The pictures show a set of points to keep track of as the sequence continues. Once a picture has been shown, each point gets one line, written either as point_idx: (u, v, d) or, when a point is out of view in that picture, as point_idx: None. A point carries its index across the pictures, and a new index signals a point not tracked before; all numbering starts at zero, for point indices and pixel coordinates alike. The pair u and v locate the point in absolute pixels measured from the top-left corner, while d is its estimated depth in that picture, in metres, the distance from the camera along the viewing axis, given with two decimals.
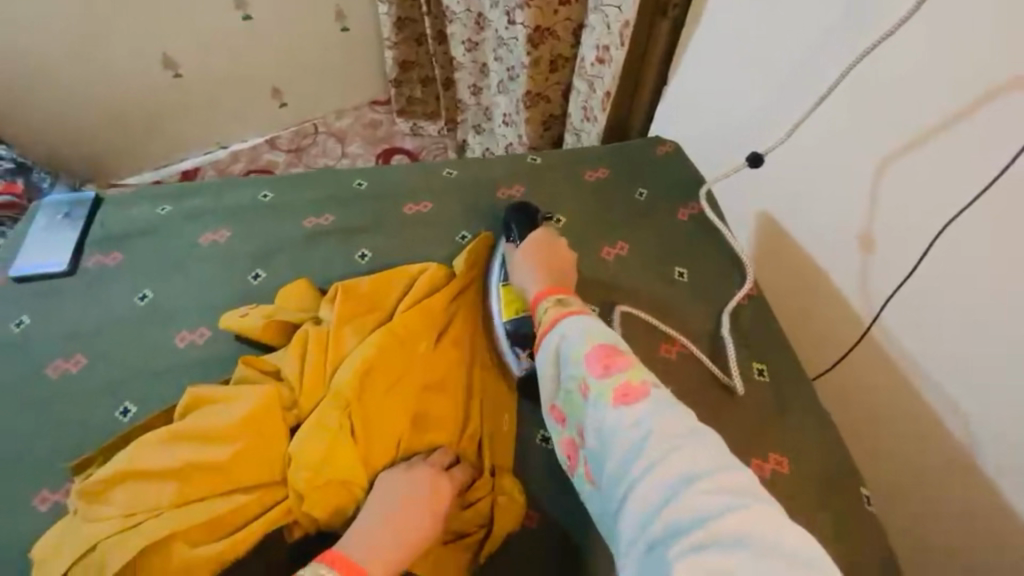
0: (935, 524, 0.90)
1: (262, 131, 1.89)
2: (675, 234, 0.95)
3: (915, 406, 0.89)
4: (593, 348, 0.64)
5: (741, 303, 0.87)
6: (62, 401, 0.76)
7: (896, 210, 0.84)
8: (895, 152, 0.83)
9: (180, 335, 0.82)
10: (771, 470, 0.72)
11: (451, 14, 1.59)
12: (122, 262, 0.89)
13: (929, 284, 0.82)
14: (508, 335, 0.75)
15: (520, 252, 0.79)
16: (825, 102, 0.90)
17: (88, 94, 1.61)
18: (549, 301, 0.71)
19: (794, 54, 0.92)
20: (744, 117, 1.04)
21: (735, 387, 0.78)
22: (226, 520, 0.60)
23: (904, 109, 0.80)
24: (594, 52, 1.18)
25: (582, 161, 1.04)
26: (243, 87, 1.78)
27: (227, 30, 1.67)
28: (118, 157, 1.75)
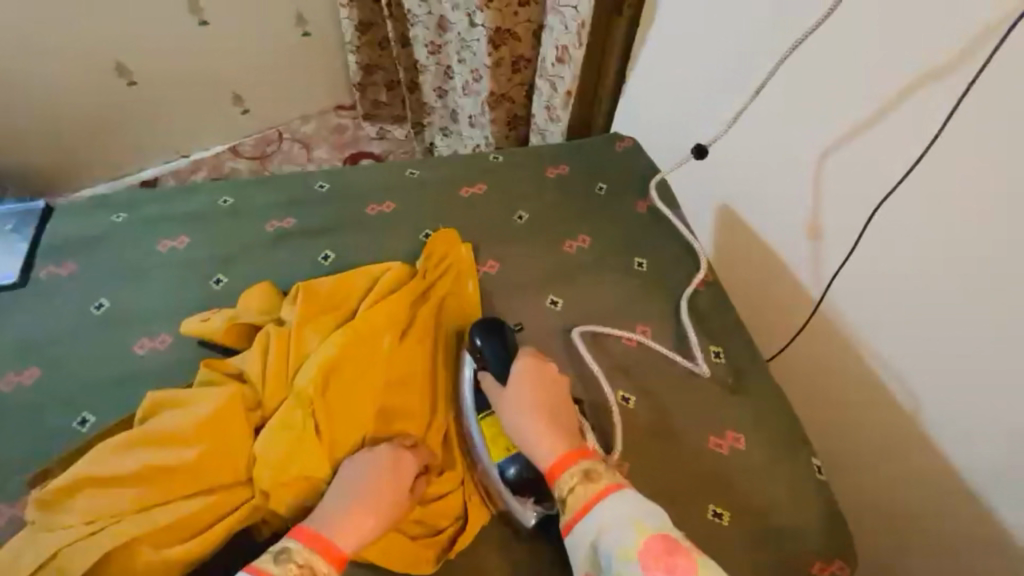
0: (888, 491, 0.95)
1: (224, 138, 1.86)
2: (635, 225, 0.98)
3: (866, 380, 0.94)
4: (645, 542, 0.56)
5: (698, 289, 0.91)
6: (15, 414, 0.74)
7: (840, 195, 0.90)
8: (837, 141, 0.88)
9: (141, 342, 0.81)
10: (728, 446, 0.75)
11: (413, 17, 1.60)
12: (77, 271, 0.87)
13: (874, 261, 0.88)
14: (511, 485, 0.67)
15: (515, 394, 0.68)
16: (772, 96, 0.94)
17: (37, 103, 1.56)
18: (573, 475, 0.62)
19: (742, 51, 0.97)
20: (700, 112, 1.09)
21: (701, 370, 0.81)
22: (190, 522, 0.59)
23: (843, 100, 0.85)
24: (554, 52, 1.21)
25: (544, 158, 1.07)
26: (202, 94, 1.75)
27: (183, 35, 1.64)
28: (71, 167, 1.70)
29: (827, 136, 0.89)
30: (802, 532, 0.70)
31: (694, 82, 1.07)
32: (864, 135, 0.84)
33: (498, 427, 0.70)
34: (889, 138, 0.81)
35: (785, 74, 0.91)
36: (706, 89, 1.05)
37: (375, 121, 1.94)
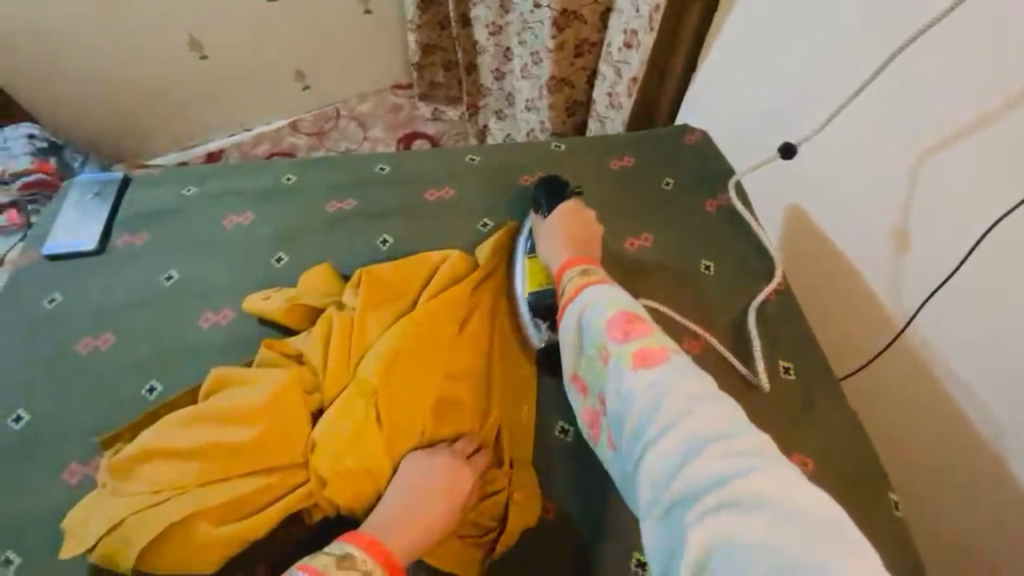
0: (963, 534, 0.87)
1: (285, 114, 1.90)
2: (701, 225, 0.92)
3: (948, 411, 0.85)
4: (613, 315, 0.64)
5: (768, 298, 0.85)
6: (91, 377, 0.78)
7: (936, 206, 0.80)
8: (939, 144, 0.79)
9: (205, 316, 0.83)
10: (794, 470, 0.70)
11: None
12: (150, 242, 0.91)
13: (966, 285, 0.79)
14: (531, 305, 0.76)
15: (547, 221, 0.80)
16: (865, 91, 0.86)
17: (117, 75, 1.64)
18: (573, 271, 0.71)
19: (837, 40, 0.88)
20: (776, 107, 1.01)
21: (759, 382, 0.77)
22: (249, 501, 0.61)
23: (946, 103, 0.77)
24: (622, 36, 1.15)
25: (608, 149, 1.02)
26: (267, 69, 1.79)
27: (252, 12, 1.67)
28: (145, 137, 1.78)
29: (924, 140, 0.80)
30: None
31: (774, 75, 0.99)
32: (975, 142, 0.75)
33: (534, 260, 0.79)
34: (1006, 146, 0.71)
35: (884, 68, 0.83)
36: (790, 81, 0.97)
37: (430, 101, 1.92)
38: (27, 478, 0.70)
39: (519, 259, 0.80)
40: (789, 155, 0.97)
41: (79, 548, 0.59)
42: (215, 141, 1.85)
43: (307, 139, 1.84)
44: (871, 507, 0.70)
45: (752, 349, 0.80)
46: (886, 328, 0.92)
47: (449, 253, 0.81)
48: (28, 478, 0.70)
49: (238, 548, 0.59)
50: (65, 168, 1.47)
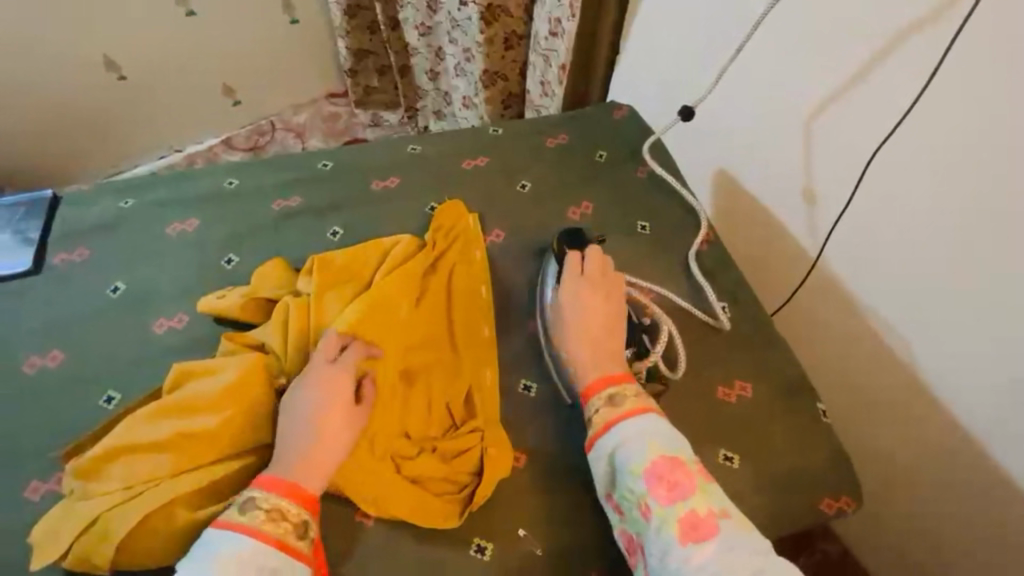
0: (899, 443, 0.97)
1: (217, 131, 1.85)
2: (636, 190, 0.99)
3: (870, 332, 0.96)
4: (654, 462, 0.63)
5: (701, 249, 0.91)
6: (43, 396, 0.76)
7: (831, 149, 0.92)
8: (829, 97, 0.90)
9: (159, 322, 0.83)
10: (737, 396, 0.76)
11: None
12: (90, 257, 0.89)
13: (868, 209, 0.90)
14: (583, 371, 0.74)
15: (568, 318, 0.75)
16: (761, 57, 0.97)
17: (26, 103, 1.56)
18: (601, 398, 0.69)
19: (733, 15, 0.99)
20: (691, 82, 1.12)
21: (721, 323, 0.82)
22: (223, 485, 0.63)
23: (835, 61, 0.88)
24: (547, 25, 1.22)
25: (542, 129, 1.08)
26: (194, 85, 1.75)
27: (172, 28, 1.64)
28: (62, 167, 1.69)
29: (820, 94, 0.91)
30: (816, 475, 0.72)
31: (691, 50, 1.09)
32: (859, 89, 0.86)
33: None
34: (882, 88, 0.83)
35: (776, 39, 0.94)
36: (699, 54, 1.08)
37: (368, 107, 1.91)
38: None
39: (552, 317, 0.79)
40: (688, 117, 1.00)
41: (48, 555, 0.59)
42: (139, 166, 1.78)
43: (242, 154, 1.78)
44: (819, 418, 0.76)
45: (703, 289, 0.86)
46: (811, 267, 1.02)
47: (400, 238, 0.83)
48: None
49: None
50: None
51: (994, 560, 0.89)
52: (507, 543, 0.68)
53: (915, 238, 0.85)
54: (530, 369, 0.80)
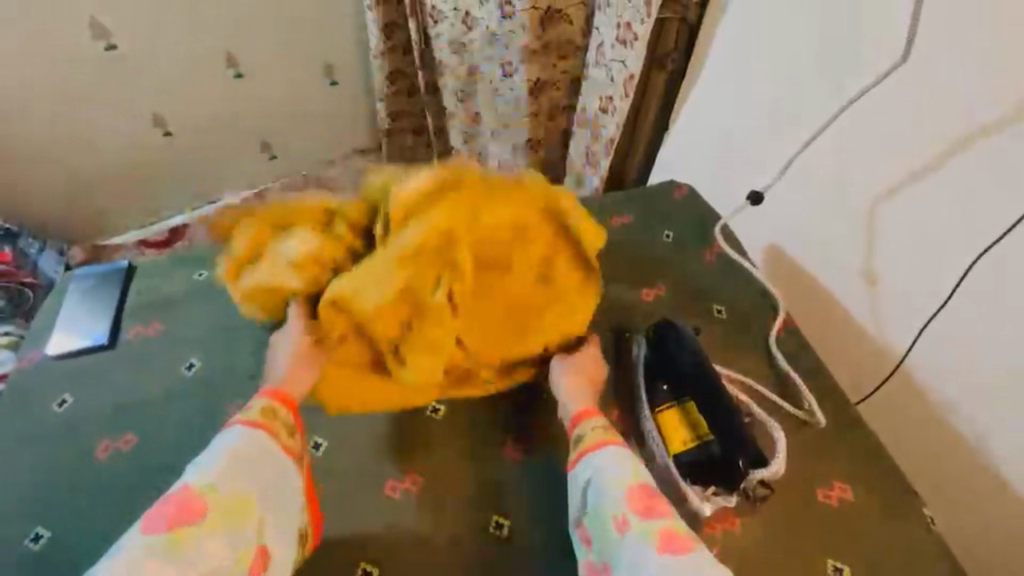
0: (993, 562, 0.87)
1: (251, 183, 1.88)
2: (707, 272, 0.98)
3: (945, 435, 0.90)
4: (631, 486, 0.62)
5: (779, 334, 0.91)
6: (110, 484, 0.73)
7: (903, 236, 0.90)
8: (903, 181, 0.88)
9: (234, 404, 0.80)
10: (836, 497, 0.73)
11: (444, 68, 1.66)
12: (165, 332, 0.88)
13: (964, 318, 0.84)
14: (687, 477, 0.70)
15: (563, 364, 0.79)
16: (817, 140, 0.99)
17: (82, 155, 1.68)
18: (594, 423, 0.70)
19: (794, 106, 1.01)
20: (737, 164, 1.15)
21: (817, 420, 0.79)
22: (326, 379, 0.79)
23: (901, 152, 0.88)
24: (599, 102, 1.28)
25: (606, 208, 1.09)
26: (233, 141, 1.81)
27: (218, 86, 1.71)
28: (107, 216, 1.79)
29: (881, 186, 0.92)
30: None
31: (742, 132, 1.12)
32: (933, 177, 0.85)
33: (676, 419, 0.74)
34: (961, 183, 0.81)
35: (841, 124, 0.95)
36: (756, 137, 1.09)
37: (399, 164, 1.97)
38: None
39: (647, 415, 0.75)
40: (757, 201, 1.08)
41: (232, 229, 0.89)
42: (179, 217, 1.81)
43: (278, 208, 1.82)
44: (927, 534, 0.72)
45: (789, 379, 0.84)
46: (892, 368, 0.96)
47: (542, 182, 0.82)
48: None
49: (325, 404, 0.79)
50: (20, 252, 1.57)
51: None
52: None
53: (1004, 348, 0.80)
54: None
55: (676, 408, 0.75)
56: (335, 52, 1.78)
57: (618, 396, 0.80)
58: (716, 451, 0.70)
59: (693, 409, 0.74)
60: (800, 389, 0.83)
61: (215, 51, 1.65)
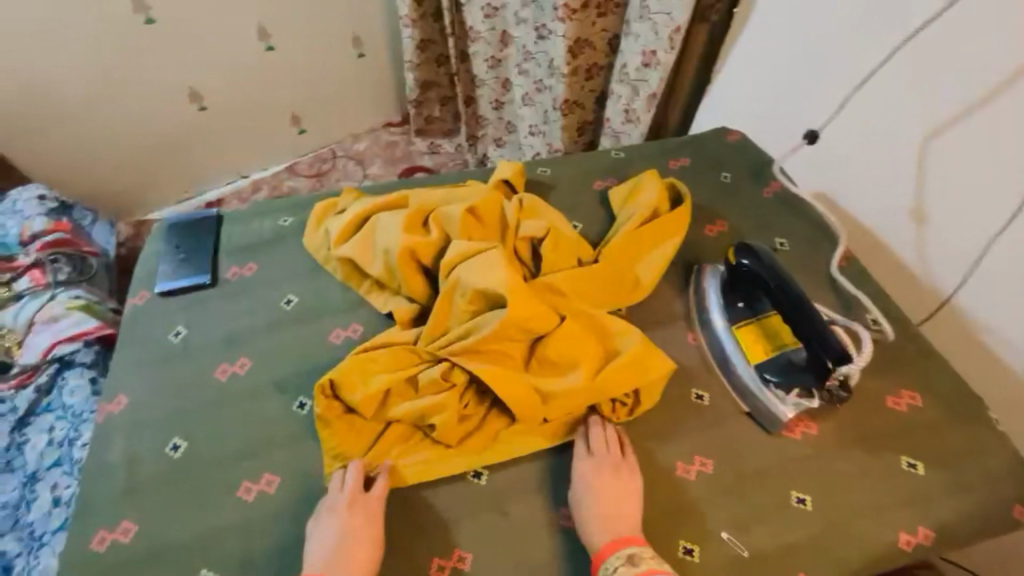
0: None
1: (284, 158, 1.95)
2: (764, 208, 1.03)
3: (988, 363, 0.94)
4: None
5: (840, 264, 0.94)
6: (236, 401, 0.80)
7: (945, 178, 0.93)
8: (945, 124, 0.91)
9: (336, 332, 0.86)
10: (906, 404, 0.78)
11: (474, 34, 1.66)
12: (260, 271, 0.93)
13: (1011, 247, 0.87)
14: (769, 384, 0.76)
15: (584, 472, 0.71)
16: (861, 89, 1.00)
17: (120, 134, 1.70)
18: (618, 557, 0.64)
19: (829, 60, 1.04)
20: (778, 117, 1.17)
21: (888, 334, 0.83)
22: (358, 443, 0.74)
23: (941, 99, 0.90)
24: (641, 57, 1.28)
25: (663, 152, 1.12)
26: (268, 114, 1.85)
27: (253, 60, 1.73)
28: (143, 192, 1.83)
29: (921, 131, 0.94)
30: (992, 481, 0.73)
31: (779, 86, 1.14)
32: (975, 117, 0.87)
33: (754, 334, 0.80)
34: (997, 125, 0.85)
35: (880, 76, 0.97)
36: (793, 90, 1.11)
37: (425, 137, 2.00)
38: (198, 498, 0.72)
39: (724, 330, 0.82)
40: (812, 141, 1.09)
41: (351, 195, 0.97)
42: (214, 191, 1.89)
43: (307, 181, 1.89)
44: (993, 435, 0.76)
45: (857, 301, 0.89)
46: (939, 302, 0.99)
47: (633, 204, 0.95)
48: (198, 500, 0.72)
49: (352, 481, 0.72)
50: (76, 225, 1.55)
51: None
52: (710, 543, 0.69)
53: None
54: (699, 380, 0.81)
55: (755, 324, 0.81)
56: (363, 23, 1.80)
57: (695, 320, 0.86)
58: (797, 359, 0.77)
59: (772, 321, 0.81)
60: (868, 309, 0.87)
61: (249, 26, 1.66)
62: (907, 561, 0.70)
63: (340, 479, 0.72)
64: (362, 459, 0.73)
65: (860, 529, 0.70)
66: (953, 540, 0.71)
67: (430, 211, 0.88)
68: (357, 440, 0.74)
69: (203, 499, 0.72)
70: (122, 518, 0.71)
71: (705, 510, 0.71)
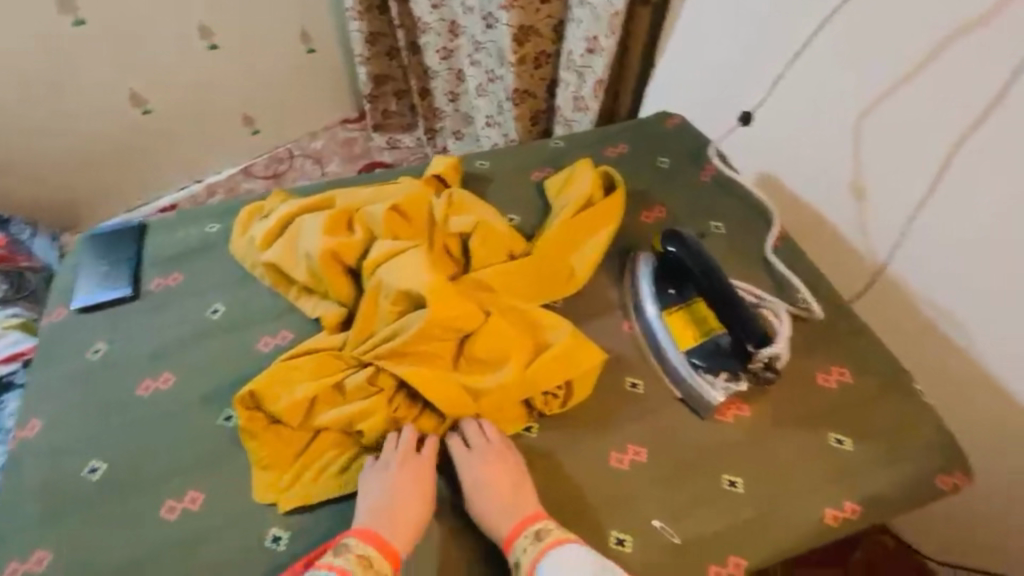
0: (976, 439, 0.94)
1: (237, 160, 1.88)
2: (700, 192, 1.02)
3: (927, 334, 0.95)
4: None
5: (775, 245, 0.94)
6: (159, 418, 0.77)
7: (877, 155, 0.94)
8: (875, 100, 0.92)
9: (264, 340, 0.84)
10: (835, 380, 0.79)
11: (423, 24, 1.63)
12: (185, 280, 0.90)
13: (939, 219, 0.89)
14: (697, 369, 0.77)
15: (467, 467, 0.70)
16: (794, 66, 1.00)
17: (52, 145, 1.59)
18: (526, 538, 0.65)
19: (763, 38, 1.03)
20: (716, 98, 1.16)
21: (814, 312, 0.84)
22: (284, 455, 0.72)
23: (871, 74, 0.91)
24: (584, 43, 1.26)
25: (602, 140, 1.11)
26: (217, 115, 1.77)
27: (195, 59, 1.66)
28: (85, 205, 1.73)
29: (856, 107, 0.95)
30: (917, 449, 0.75)
31: (717, 67, 1.14)
32: (898, 94, 0.89)
33: (683, 320, 0.80)
34: (932, 93, 0.85)
35: (812, 53, 0.97)
36: (731, 71, 1.11)
37: (384, 131, 1.94)
38: (119, 521, 0.70)
39: (654, 318, 0.81)
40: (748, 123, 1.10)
41: (278, 198, 0.94)
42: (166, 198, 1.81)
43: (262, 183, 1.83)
44: (919, 405, 0.78)
45: (788, 282, 0.89)
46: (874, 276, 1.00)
47: (567, 195, 0.94)
48: (119, 523, 0.70)
49: (278, 494, 0.70)
50: (13, 240, 1.48)
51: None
52: (641, 533, 0.69)
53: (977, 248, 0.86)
54: (633, 368, 0.81)
55: (685, 310, 0.81)
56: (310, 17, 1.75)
57: (628, 308, 0.85)
58: (724, 342, 0.78)
59: (700, 308, 0.81)
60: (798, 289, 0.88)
61: (189, 24, 1.60)
62: (837, 535, 0.71)
63: (265, 492, 0.70)
64: (289, 470, 0.71)
65: (789, 509, 0.71)
66: (879, 511, 0.72)
67: (355, 211, 0.85)
68: (282, 452, 0.72)
69: (123, 522, 0.70)
70: (38, 548, 0.68)
71: (636, 500, 0.71)
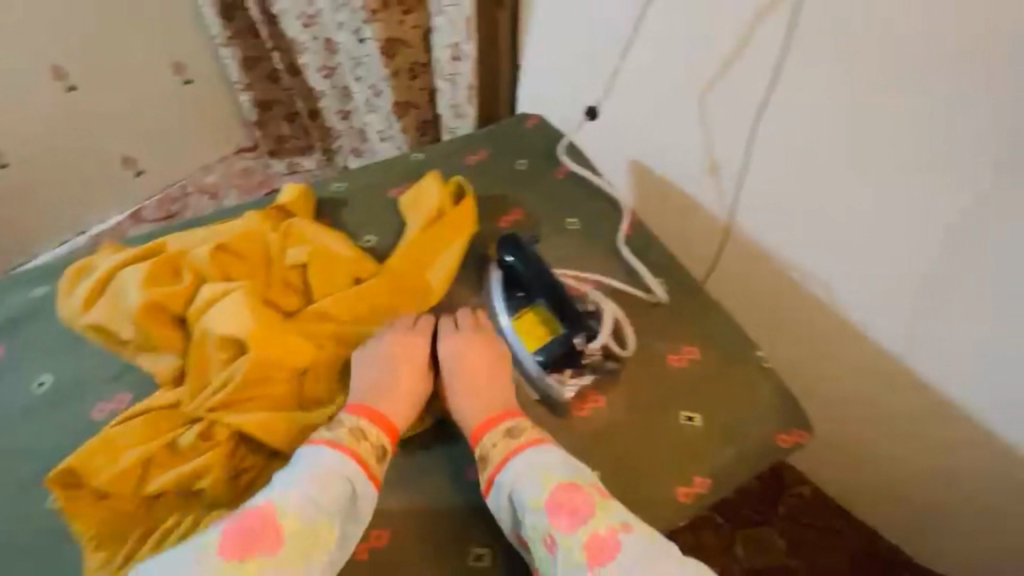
0: (848, 383, 1.01)
1: (125, 205, 1.59)
2: (556, 189, 1.03)
3: (793, 292, 1.00)
4: (552, 492, 0.66)
5: (628, 234, 0.97)
6: None
7: (731, 138, 0.95)
8: (714, 75, 0.92)
9: (98, 408, 0.77)
10: (684, 359, 0.82)
11: (298, 44, 1.41)
12: (6, 354, 0.82)
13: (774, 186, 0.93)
14: (542, 368, 0.77)
15: (456, 350, 0.78)
16: (632, 48, 1.01)
17: None
18: (495, 433, 0.72)
19: (609, 24, 1.01)
20: (568, 93, 1.15)
21: (659, 297, 0.88)
22: (116, 530, 0.67)
23: (705, 47, 0.91)
24: (448, 50, 1.16)
25: (461, 147, 1.10)
26: (88, 160, 1.47)
27: (45, 99, 1.35)
28: None
29: (698, 83, 0.95)
30: (759, 410, 0.79)
31: (566, 60, 1.11)
32: (737, 63, 0.88)
33: (530, 322, 0.81)
34: (768, 54, 0.84)
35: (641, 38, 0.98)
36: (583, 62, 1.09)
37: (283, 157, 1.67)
38: None
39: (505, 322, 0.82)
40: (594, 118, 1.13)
41: (106, 250, 0.87)
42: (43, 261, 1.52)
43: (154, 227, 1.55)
44: (762, 370, 0.82)
45: (638, 273, 0.91)
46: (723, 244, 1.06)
47: (417, 210, 0.92)
48: None
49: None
50: None
51: (918, 477, 1.00)
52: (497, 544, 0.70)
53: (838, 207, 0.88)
54: None
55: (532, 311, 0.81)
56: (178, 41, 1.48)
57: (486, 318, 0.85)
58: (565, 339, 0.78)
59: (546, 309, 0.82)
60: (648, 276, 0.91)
61: (36, 62, 1.30)
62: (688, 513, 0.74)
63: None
64: (121, 547, 0.66)
65: (644, 493, 0.73)
66: (726, 483, 0.75)
67: (182, 256, 0.81)
68: (114, 528, 0.67)
69: None
70: None
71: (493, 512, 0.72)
